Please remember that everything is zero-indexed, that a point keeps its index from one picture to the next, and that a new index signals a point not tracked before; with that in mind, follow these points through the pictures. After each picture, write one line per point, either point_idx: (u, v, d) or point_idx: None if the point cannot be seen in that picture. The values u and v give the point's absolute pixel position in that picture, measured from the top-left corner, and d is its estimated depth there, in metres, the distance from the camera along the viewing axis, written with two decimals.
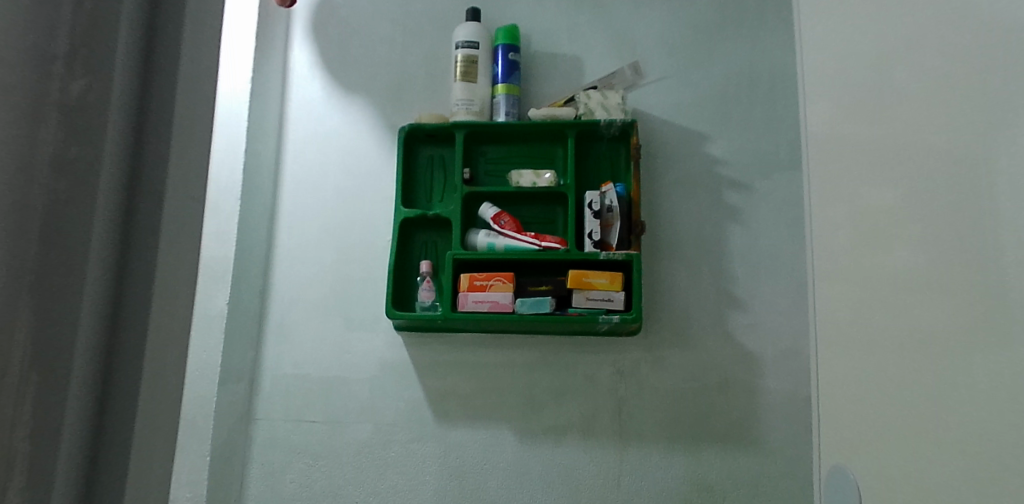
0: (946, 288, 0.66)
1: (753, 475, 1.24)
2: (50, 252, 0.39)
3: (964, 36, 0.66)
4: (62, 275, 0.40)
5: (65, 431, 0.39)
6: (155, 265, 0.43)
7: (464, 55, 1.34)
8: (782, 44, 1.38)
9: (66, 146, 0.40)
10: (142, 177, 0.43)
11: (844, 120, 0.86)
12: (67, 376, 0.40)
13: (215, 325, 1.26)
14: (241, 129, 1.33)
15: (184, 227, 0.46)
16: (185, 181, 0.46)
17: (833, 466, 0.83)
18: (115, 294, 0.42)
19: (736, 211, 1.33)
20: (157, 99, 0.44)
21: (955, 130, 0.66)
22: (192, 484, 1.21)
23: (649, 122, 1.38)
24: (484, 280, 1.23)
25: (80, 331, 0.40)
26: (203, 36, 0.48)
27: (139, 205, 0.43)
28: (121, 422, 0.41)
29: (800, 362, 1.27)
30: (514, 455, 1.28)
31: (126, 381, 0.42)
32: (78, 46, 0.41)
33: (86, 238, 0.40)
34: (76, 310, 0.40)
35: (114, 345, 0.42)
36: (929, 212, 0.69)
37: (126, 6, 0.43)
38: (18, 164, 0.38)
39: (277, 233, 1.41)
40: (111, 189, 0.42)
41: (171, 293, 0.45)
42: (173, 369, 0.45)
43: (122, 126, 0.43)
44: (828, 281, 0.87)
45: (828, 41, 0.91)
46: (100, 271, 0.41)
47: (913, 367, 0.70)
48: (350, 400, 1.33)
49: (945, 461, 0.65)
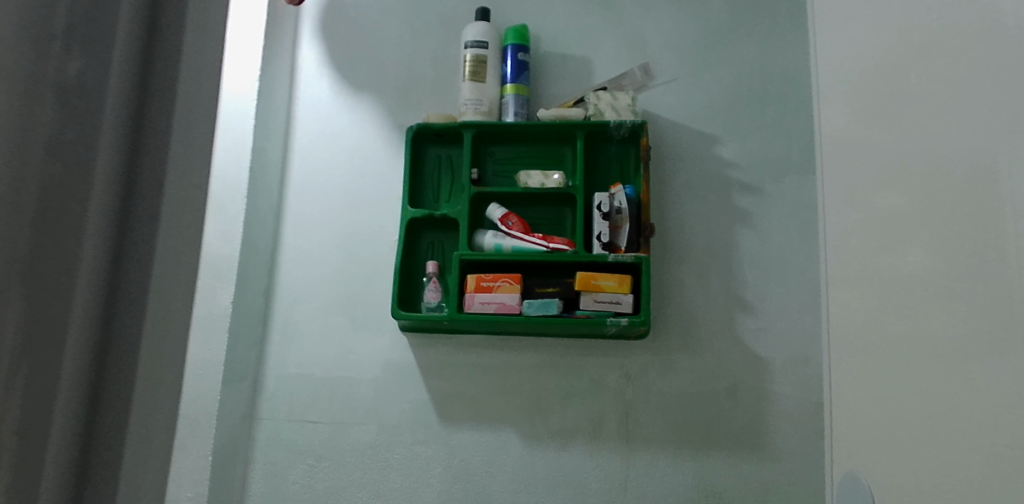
0: (960, 290, 0.64)
1: (761, 482, 1.22)
2: (50, 192, 0.58)
3: (982, 34, 0.65)
4: (62, 212, 0.58)
5: (72, 321, 0.58)
6: (157, 204, 0.63)
7: (473, 55, 1.33)
8: (794, 47, 1.36)
9: (65, 121, 0.59)
10: (144, 143, 0.63)
11: (858, 123, 0.84)
12: (71, 283, 0.58)
13: (219, 323, 1.25)
14: (247, 127, 1.32)
15: (186, 179, 0.65)
16: (185, 147, 0.65)
17: (844, 473, 0.82)
18: (116, 226, 0.61)
19: (746, 215, 1.32)
20: (153, 129, 0.63)
21: (969, 135, 0.65)
22: (194, 484, 1.19)
23: (659, 124, 1.36)
24: (490, 281, 1.23)
25: (82, 251, 0.59)
26: (199, 44, 0.67)
27: (141, 163, 0.63)
28: (121, 319, 0.60)
29: (811, 368, 1.25)
30: (519, 459, 1.26)
31: (126, 288, 0.61)
32: (69, 40, 0.60)
33: (88, 184, 0.59)
34: (75, 236, 0.59)
35: (116, 263, 0.61)
36: (943, 214, 0.67)
37: (122, 20, 0.62)
38: (21, 133, 0.57)
39: (284, 233, 1.40)
40: (109, 150, 0.61)
41: (174, 227, 0.64)
42: (178, 280, 0.64)
43: (120, 150, 0.62)
44: (840, 286, 0.86)
45: (843, 41, 0.90)
46: (101, 209, 0.60)
47: (925, 373, 0.69)
48: (355, 401, 1.32)
49: (954, 470, 0.64)
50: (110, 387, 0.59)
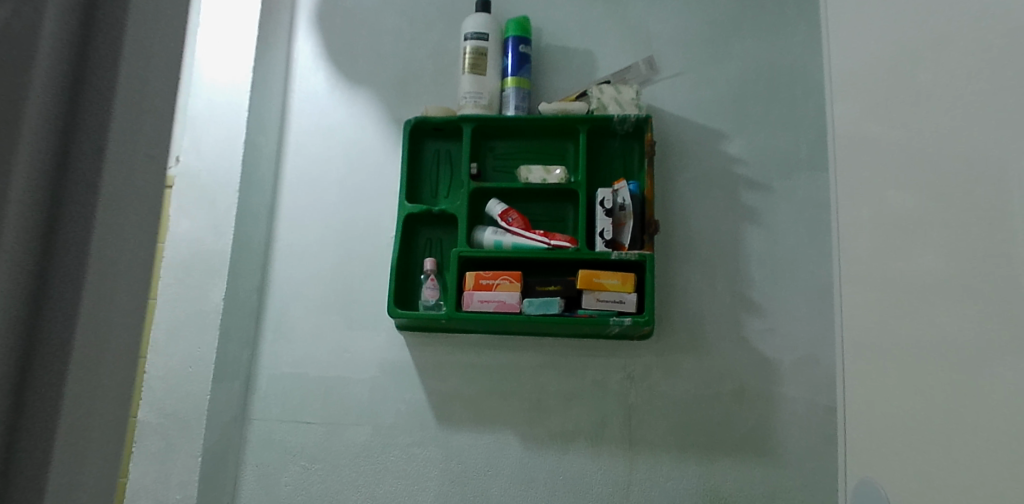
0: (980, 289, 0.61)
1: (768, 487, 1.18)
2: None
3: (1000, 22, 0.62)
4: None
5: None
6: None
7: (472, 47, 1.30)
8: (802, 41, 1.33)
9: None
10: None
11: (871, 115, 0.81)
12: None
13: (210, 321, 1.21)
14: (240, 119, 1.28)
15: None
16: None
17: (859, 479, 0.78)
18: None
19: (753, 212, 1.28)
20: None
21: (987, 128, 0.62)
22: (183, 486, 1.15)
23: (665, 119, 1.33)
24: (490, 279, 1.19)
25: None
26: None
27: None
28: None
29: (819, 370, 1.21)
30: (519, 462, 1.23)
31: None
32: None
33: None
34: None
35: None
36: (960, 209, 0.64)
37: None
38: None
39: (278, 228, 1.37)
40: None
41: None
42: None
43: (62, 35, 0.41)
44: (855, 285, 0.83)
45: (856, 31, 0.87)
46: None
47: (939, 376, 0.66)
48: (350, 401, 1.28)
49: (974, 477, 0.61)
50: (39, 378, 0.40)
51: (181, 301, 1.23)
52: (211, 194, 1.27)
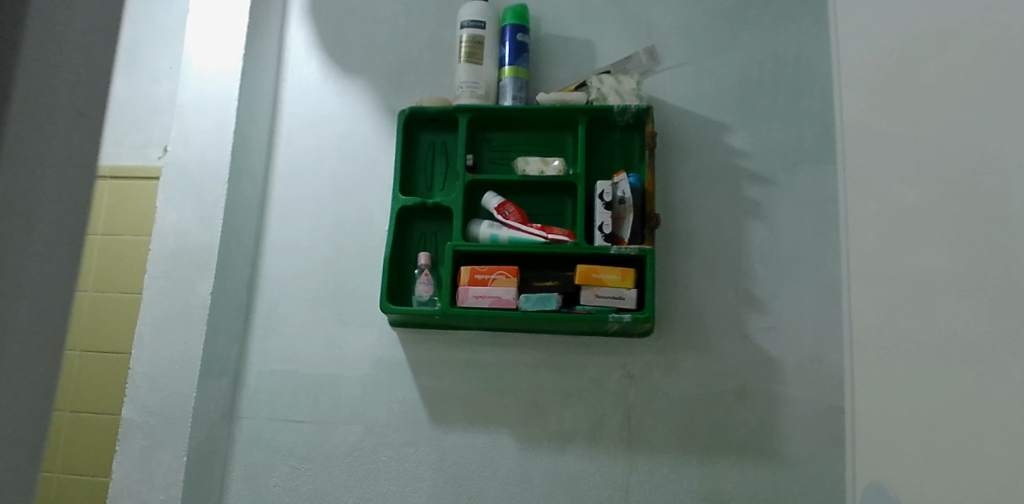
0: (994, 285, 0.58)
1: (771, 490, 1.15)
2: None
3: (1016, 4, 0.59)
4: None
5: None
6: None
7: (469, 36, 1.26)
8: (808, 31, 1.30)
9: None
10: None
11: (882, 103, 0.77)
12: None
13: (197, 316, 1.17)
14: (230, 109, 1.25)
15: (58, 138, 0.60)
16: None
17: (868, 483, 0.75)
18: None
19: (757, 206, 1.25)
20: None
21: (1002, 116, 0.59)
22: (167, 486, 1.12)
23: (666, 110, 1.29)
24: (485, 274, 1.16)
25: None
26: None
27: None
28: None
29: (824, 369, 1.18)
30: (515, 463, 1.19)
31: None
32: None
33: None
34: None
35: None
36: (974, 200, 0.61)
37: None
38: None
39: (269, 221, 1.33)
40: None
41: None
42: None
43: None
44: (865, 279, 0.79)
45: (866, 16, 0.83)
46: None
47: (953, 375, 0.63)
48: (342, 398, 1.25)
49: (988, 482, 0.58)
50: None
51: (166, 295, 1.18)
52: (198, 184, 1.22)
